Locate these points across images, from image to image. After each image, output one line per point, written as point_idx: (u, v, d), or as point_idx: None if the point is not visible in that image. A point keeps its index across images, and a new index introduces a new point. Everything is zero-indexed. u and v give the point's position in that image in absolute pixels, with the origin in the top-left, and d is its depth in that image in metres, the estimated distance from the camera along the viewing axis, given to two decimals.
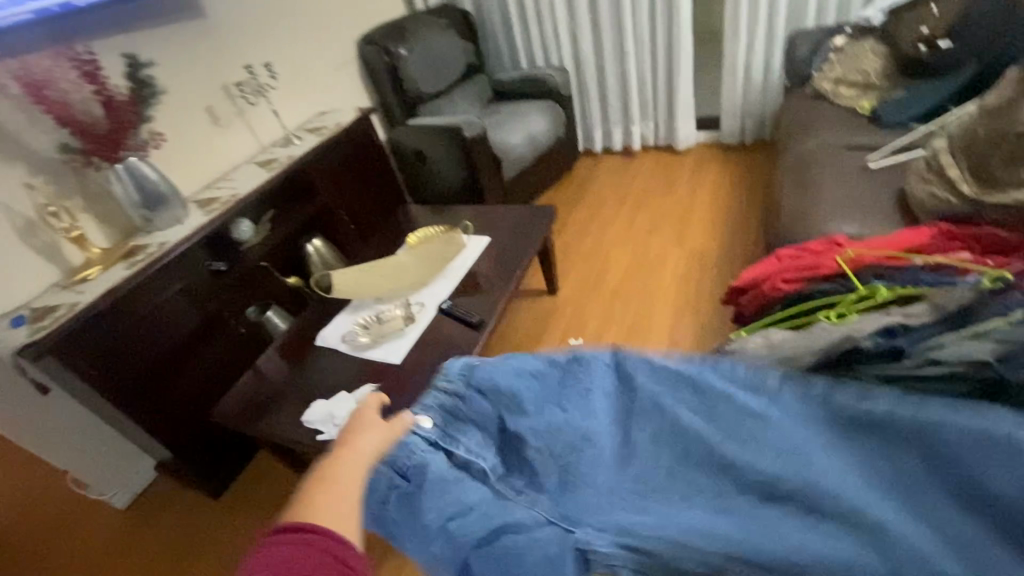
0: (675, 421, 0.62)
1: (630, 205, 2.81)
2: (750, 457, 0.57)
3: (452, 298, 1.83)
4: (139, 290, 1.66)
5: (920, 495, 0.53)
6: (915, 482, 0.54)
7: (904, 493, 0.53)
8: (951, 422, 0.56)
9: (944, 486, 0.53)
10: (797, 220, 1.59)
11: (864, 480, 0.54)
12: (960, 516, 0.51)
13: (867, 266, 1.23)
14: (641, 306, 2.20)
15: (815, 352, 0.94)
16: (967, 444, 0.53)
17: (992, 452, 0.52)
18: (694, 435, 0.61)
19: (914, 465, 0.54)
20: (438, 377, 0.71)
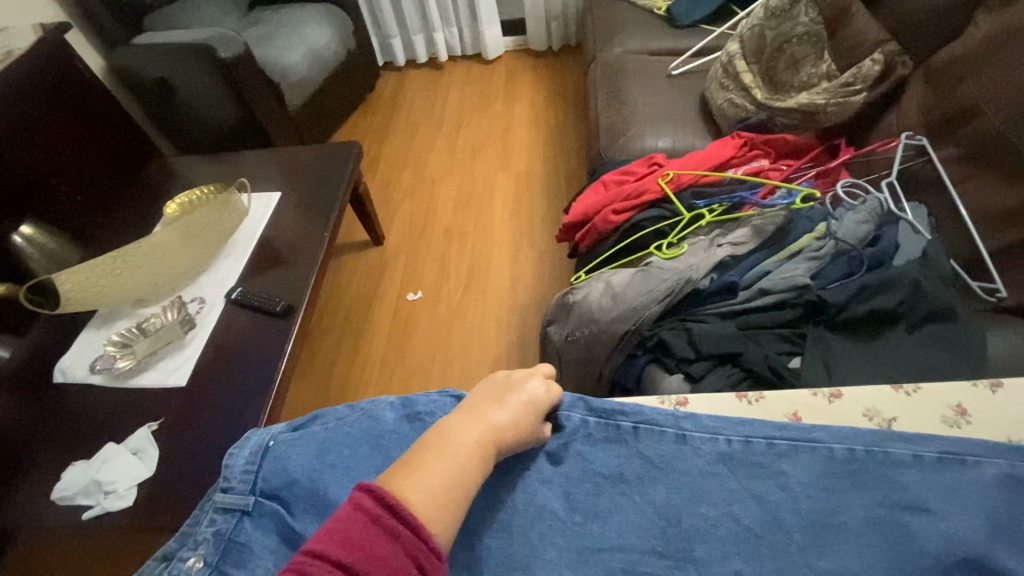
0: (521, 500, 0.57)
1: (448, 128, 2.54)
2: (609, 538, 0.54)
3: (243, 283, 1.44)
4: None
5: (782, 537, 0.52)
6: (777, 520, 0.53)
7: (764, 539, 0.52)
8: (796, 449, 0.57)
9: (802, 518, 0.53)
10: (616, 138, 1.54)
11: (728, 534, 0.53)
12: (819, 551, 0.51)
13: (686, 186, 1.22)
14: (477, 244, 2.04)
15: (659, 300, 0.88)
16: (816, 479, 0.55)
17: (837, 480, 0.54)
18: (562, 523, 0.55)
19: (774, 503, 0.54)
20: (217, 482, 0.56)
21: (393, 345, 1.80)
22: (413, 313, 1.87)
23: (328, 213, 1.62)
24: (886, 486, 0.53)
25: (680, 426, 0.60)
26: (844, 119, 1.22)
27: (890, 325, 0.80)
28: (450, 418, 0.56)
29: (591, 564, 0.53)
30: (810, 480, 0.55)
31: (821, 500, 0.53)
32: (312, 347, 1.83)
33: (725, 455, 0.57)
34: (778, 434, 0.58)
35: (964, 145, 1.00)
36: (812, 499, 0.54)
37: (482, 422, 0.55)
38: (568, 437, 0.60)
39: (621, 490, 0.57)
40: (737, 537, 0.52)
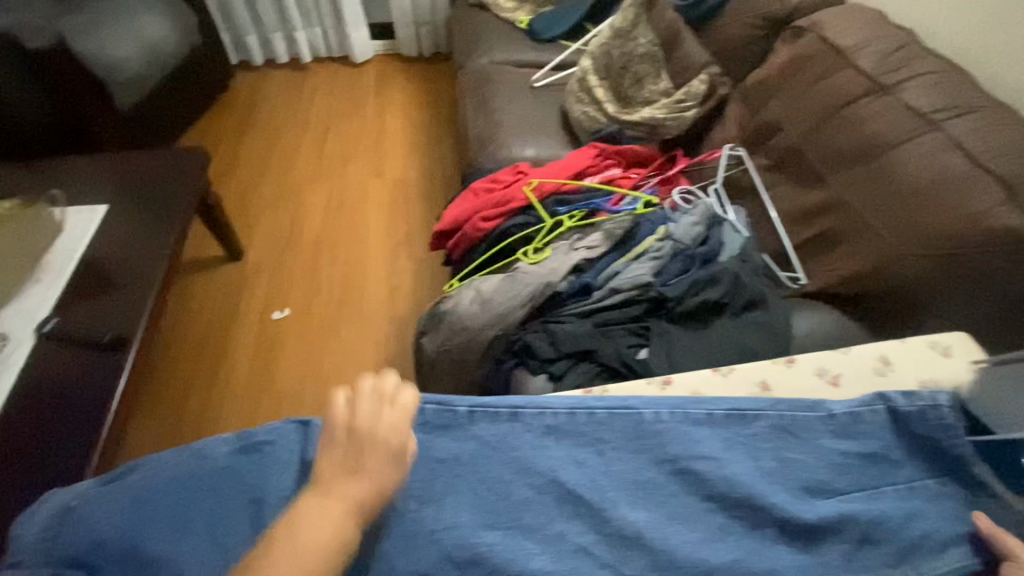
0: None
1: (314, 134, 2.39)
2: (444, 519, 0.54)
3: (60, 313, 1.22)
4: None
5: (599, 494, 0.56)
6: (597, 482, 0.57)
7: (580, 501, 0.56)
8: (610, 415, 0.61)
9: (619, 478, 0.58)
10: (484, 147, 1.56)
11: (551, 499, 0.56)
12: (630, 505, 0.56)
13: (549, 194, 1.27)
14: (350, 255, 1.95)
15: (523, 304, 0.91)
16: (626, 438, 0.60)
17: (641, 439, 0.60)
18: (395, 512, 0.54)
19: (594, 466, 0.58)
20: (7, 557, 0.48)
21: (256, 370, 1.64)
22: (280, 334, 1.73)
23: (169, 227, 1.43)
24: (679, 441, 0.59)
25: (513, 404, 0.62)
26: (681, 131, 1.38)
27: (717, 314, 0.91)
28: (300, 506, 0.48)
29: (427, 547, 0.52)
30: (626, 441, 0.60)
31: (632, 459, 0.59)
32: (159, 381, 1.61)
33: (553, 426, 0.60)
34: (598, 405, 0.62)
35: (772, 157, 1.16)
36: (623, 461, 0.59)
37: (338, 503, 0.49)
38: (404, 426, 0.59)
39: (457, 472, 0.57)
40: (561, 497, 0.56)
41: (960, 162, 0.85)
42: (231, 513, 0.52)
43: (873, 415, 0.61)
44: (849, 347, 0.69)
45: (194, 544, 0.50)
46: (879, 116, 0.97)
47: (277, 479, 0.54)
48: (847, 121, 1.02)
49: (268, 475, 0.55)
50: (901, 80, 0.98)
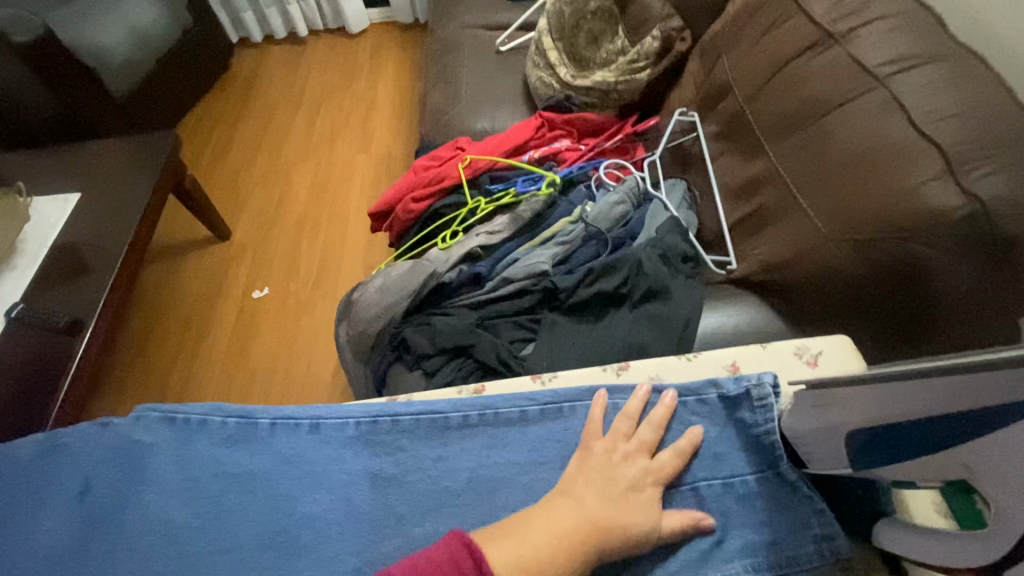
0: (130, 521, 0.51)
1: (306, 110, 2.39)
2: (222, 540, 0.51)
3: (27, 300, 1.32)
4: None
5: (388, 510, 0.52)
6: (388, 499, 0.53)
7: (365, 521, 0.51)
8: (414, 425, 0.56)
9: (415, 499, 0.52)
10: (439, 120, 1.50)
11: (337, 517, 0.52)
12: (419, 522, 0.51)
13: (482, 171, 1.19)
14: (330, 233, 1.96)
15: (404, 295, 0.87)
16: (428, 449, 0.55)
17: (441, 447, 0.55)
18: (168, 532, 0.51)
19: (387, 477, 0.53)
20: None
21: (234, 348, 1.72)
22: (259, 311, 1.79)
23: (134, 213, 1.49)
24: (479, 455, 0.55)
25: (317, 414, 0.58)
26: (635, 95, 1.26)
27: (613, 306, 0.84)
28: (549, 499, 0.50)
29: (200, 570, 0.49)
30: (426, 451, 0.55)
31: (435, 471, 0.54)
32: (150, 357, 1.71)
33: (355, 436, 0.56)
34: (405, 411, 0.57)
35: (721, 121, 1.02)
36: (425, 473, 0.54)
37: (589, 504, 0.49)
38: (200, 439, 0.57)
39: (245, 488, 0.54)
40: (344, 518, 0.52)
41: (901, 127, 0.71)
42: None
43: (701, 404, 0.60)
44: (694, 354, 0.66)
45: None
46: (825, 71, 0.82)
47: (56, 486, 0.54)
48: (790, 81, 0.87)
49: (52, 480, 0.54)
50: (853, 29, 0.82)
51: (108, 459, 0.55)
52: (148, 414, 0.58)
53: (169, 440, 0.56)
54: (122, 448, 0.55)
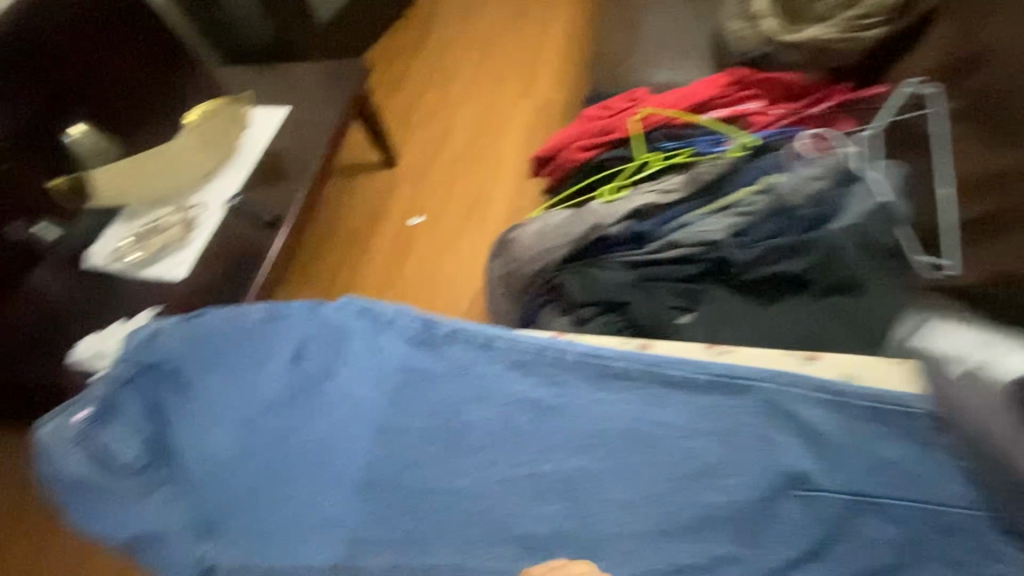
0: (334, 389, 0.61)
1: (475, 50, 2.44)
2: (399, 423, 0.59)
3: (243, 193, 1.56)
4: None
5: (543, 436, 0.56)
6: (544, 426, 0.56)
7: (520, 440, 0.56)
8: (578, 363, 0.59)
9: (570, 433, 0.56)
10: (614, 69, 1.43)
11: (496, 429, 0.57)
12: (573, 454, 0.54)
13: (657, 126, 1.13)
14: (484, 173, 2.04)
15: (565, 242, 0.88)
16: (589, 390, 0.58)
17: (603, 389, 0.58)
18: (360, 406, 0.60)
19: (547, 406, 0.57)
20: (116, 359, 0.69)
21: (389, 266, 1.90)
22: (413, 237, 1.95)
23: (327, 131, 1.67)
24: (640, 406, 0.56)
25: (488, 334, 0.63)
26: (853, 56, 1.11)
27: (791, 291, 0.77)
28: None
29: (381, 442, 0.58)
30: (587, 392, 0.58)
31: (595, 412, 0.56)
32: (320, 260, 1.95)
33: (523, 361, 0.60)
34: (570, 349, 0.61)
35: (970, 98, 0.85)
36: (583, 409, 0.57)
37: None
38: (389, 333, 0.65)
39: (421, 384, 0.61)
40: (501, 434, 0.56)
41: None
42: (241, 367, 0.65)
43: (904, 419, 0.53)
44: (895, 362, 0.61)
45: (219, 387, 0.64)
46: None
47: (278, 349, 0.65)
48: None
49: (276, 341, 0.66)
50: None
51: (318, 335, 0.65)
52: (350, 304, 0.68)
53: (364, 330, 0.65)
54: (328, 329, 0.65)
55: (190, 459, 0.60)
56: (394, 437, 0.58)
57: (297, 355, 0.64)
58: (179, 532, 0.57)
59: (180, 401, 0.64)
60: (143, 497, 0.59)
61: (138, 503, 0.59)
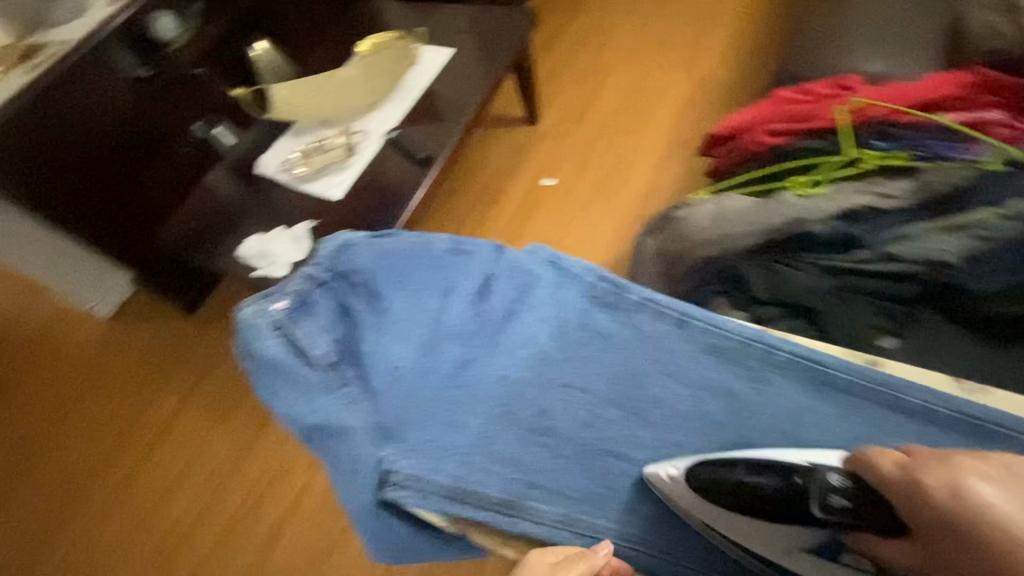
0: (519, 332, 0.64)
1: (640, 13, 2.29)
2: (578, 377, 0.62)
3: (401, 128, 1.63)
4: (29, 113, 1.36)
5: (744, 422, 0.60)
6: (746, 413, 0.61)
7: (721, 421, 0.61)
8: (792, 363, 0.61)
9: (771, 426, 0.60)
10: (814, 50, 1.28)
11: (688, 405, 0.61)
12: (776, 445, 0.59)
13: (867, 121, 1.01)
14: (627, 145, 1.96)
15: (756, 232, 0.83)
16: (796, 391, 0.61)
17: (811, 394, 0.61)
18: (543, 353, 0.63)
19: (749, 396, 0.61)
20: (309, 259, 0.70)
21: (515, 223, 1.90)
22: (543, 198, 1.92)
23: (486, 79, 1.67)
24: (848, 419, 0.59)
25: (684, 311, 0.64)
26: None
27: (1012, 341, 0.72)
28: None
29: (558, 392, 0.62)
30: (789, 395, 0.61)
31: (799, 412, 0.60)
32: (449, 203, 1.96)
33: (718, 347, 0.62)
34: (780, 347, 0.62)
35: None
36: (788, 404, 0.60)
37: None
38: (572, 288, 0.66)
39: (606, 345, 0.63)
40: (692, 411, 0.61)
41: None
42: (426, 293, 0.68)
43: None
44: None
45: (405, 308, 0.67)
46: None
47: (466, 282, 0.68)
48: None
49: (462, 274, 0.69)
50: None
51: (506, 278, 0.68)
52: (542, 252, 0.69)
53: (549, 280, 0.67)
54: (517, 272, 0.67)
55: (379, 369, 0.63)
56: (577, 387, 0.62)
57: (483, 293, 0.67)
58: (364, 432, 0.60)
59: (370, 312, 0.67)
60: (329, 390, 0.63)
61: (324, 397, 0.62)
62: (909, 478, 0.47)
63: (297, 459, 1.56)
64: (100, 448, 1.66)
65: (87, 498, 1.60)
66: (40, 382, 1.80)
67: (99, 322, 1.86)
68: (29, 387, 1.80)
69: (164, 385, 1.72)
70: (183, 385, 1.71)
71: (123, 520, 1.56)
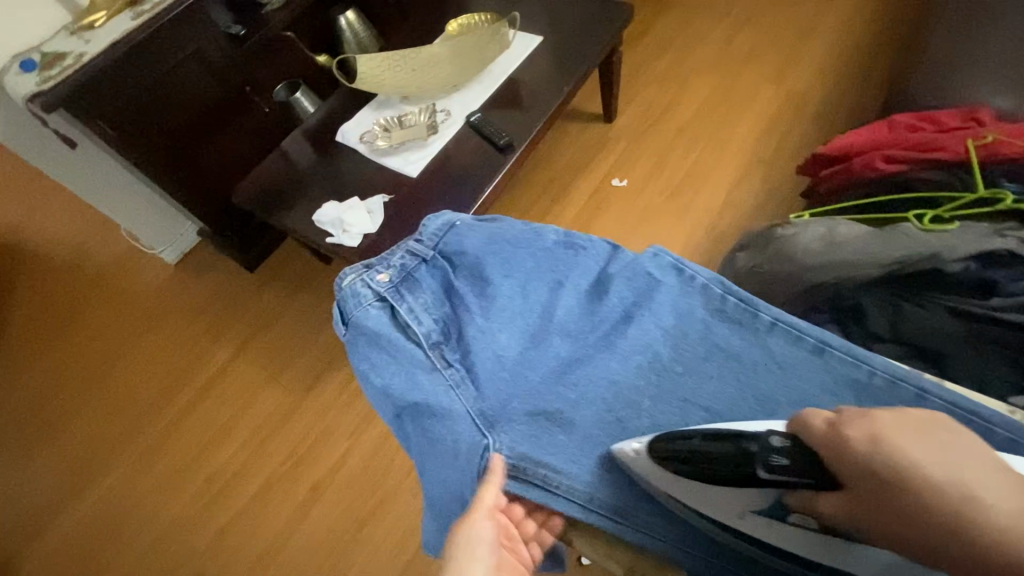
0: (636, 339, 0.65)
1: (734, 19, 2.19)
2: (704, 395, 0.61)
3: (483, 111, 1.60)
4: (132, 57, 1.41)
5: None
6: None
7: None
8: (941, 408, 0.57)
9: None
10: (937, 76, 1.19)
11: None
12: None
13: (998, 163, 0.93)
14: (704, 156, 1.90)
15: (880, 265, 0.79)
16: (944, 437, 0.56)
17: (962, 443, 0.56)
18: (662, 363, 0.63)
19: None
20: (413, 233, 0.70)
21: (580, 220, 1.87)
22: (612, 199, 1.88)
23: (574, 72, 1.62)
24: None
25: (824, 340, 0.62)
26: None
27: None
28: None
29: (681, 405, 0.61)
30: None
31: None
32: (515, 193, 1.95)
33: (855, 382, 0.60)
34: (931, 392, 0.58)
35: None
36: None
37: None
38: (699, 300, 0.66)
39: (732, 364, 0.63)
40: None
41: None
42: (537, 284, 0.68)
43: None
44: None
45: (513, 296, 0.67)
46: None
47: (578, 276, 0.69)
48: None
49: (574, 268, 0.69)
50: None
51: (625, 281, 0.68)
52: (661, 257, 0.70)
53: (671, 289, 0.68)
54: (640, 274, 0.68)
55: (480, 354, 0.63)
56: (699, 402, 0.61)
57: (598, 291, 0.68)
58: (463, 416, 0.59)
59: (475, 294, 0.67)
60: (431, 370, 0.62)
61: (423, 374, 0.61)
62: (836, 434, 0.50)
63: (340, 426, 1.58)
64: (156, 388, 1.73)
65: (138, 435, 1.66)
66: (105, 317, 1.88)
67: (164, 267, 1.92)
68: (95, 321, 1.88)
69: (219, 337, 1.77)
70: (238, 339, 1.75)
71: (169, 460, 1.61)
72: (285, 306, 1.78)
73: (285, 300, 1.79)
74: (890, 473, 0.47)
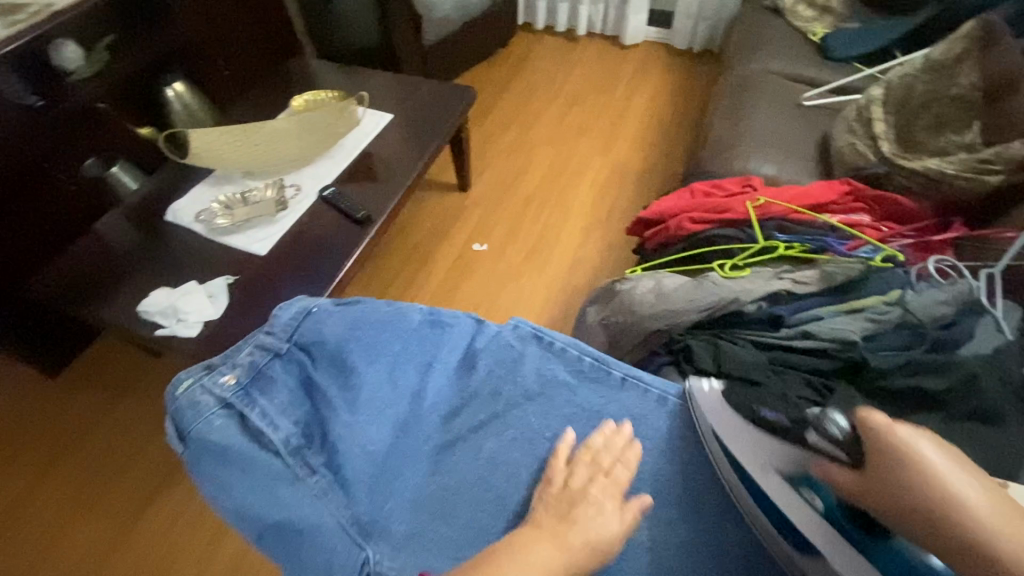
0: (502, 410, 0.72)
1: (563, 101, 2.51)
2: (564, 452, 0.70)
3: (336, 185, 1.58)
4: None
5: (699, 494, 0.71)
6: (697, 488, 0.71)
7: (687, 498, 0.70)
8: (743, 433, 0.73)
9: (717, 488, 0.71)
10: (718, 151, 1.47)
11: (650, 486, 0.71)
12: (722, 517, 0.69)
13: (772, 217, 1.18)
14: (552, 219, 2.08)
15: (698, 311, 0.94)
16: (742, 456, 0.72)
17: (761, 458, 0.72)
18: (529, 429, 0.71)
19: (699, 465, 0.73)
20: (262, 325, 0.65)
21: (445, 285, 1.90)
22: (474, 262, 1.96)
23: (426, 147, 1.68)
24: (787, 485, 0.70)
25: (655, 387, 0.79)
26: (975, 196, 1.15)
27: (928, 409, 0.81)
28: None
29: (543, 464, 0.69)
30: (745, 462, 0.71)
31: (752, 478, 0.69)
32: (378, 264, 1.94)
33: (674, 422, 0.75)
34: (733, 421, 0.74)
35: None
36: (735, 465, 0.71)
37: None
38: (557, 365, 0.77)
39: (582, 419, 0.74)
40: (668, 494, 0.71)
41: None
42: (408, 366, 0.70)
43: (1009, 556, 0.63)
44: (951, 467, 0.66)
45: (381, 382, 0.65)
46: None
47: (447, 354, 0.73)
48: None
49: (442, 346, 0.74)
50: None
51: (487, 356, 0.76)
52: (521, 327, 0.80)
53: (531, 357, 0.77)
54: (502, 348, 0.77)
55: (349, 453, 0.60)
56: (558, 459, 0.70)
57: (466, 366, 0.75)
58: (337, 527, 0.56)
59: (335, 387, 0.63)
60: (295, 481, 0.56)
61: (284, 487, 0.55)
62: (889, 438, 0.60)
63: (182, 550, 1.27)
64: None
65: None
66: None
67: None
68: None
69: (7, 465, 1.40)
70: (38, 463, 1.40)
71: None
72: (104, 413, 1.48)
73: (104, 407, 1.49)
74: (906, 450, 0.59)
